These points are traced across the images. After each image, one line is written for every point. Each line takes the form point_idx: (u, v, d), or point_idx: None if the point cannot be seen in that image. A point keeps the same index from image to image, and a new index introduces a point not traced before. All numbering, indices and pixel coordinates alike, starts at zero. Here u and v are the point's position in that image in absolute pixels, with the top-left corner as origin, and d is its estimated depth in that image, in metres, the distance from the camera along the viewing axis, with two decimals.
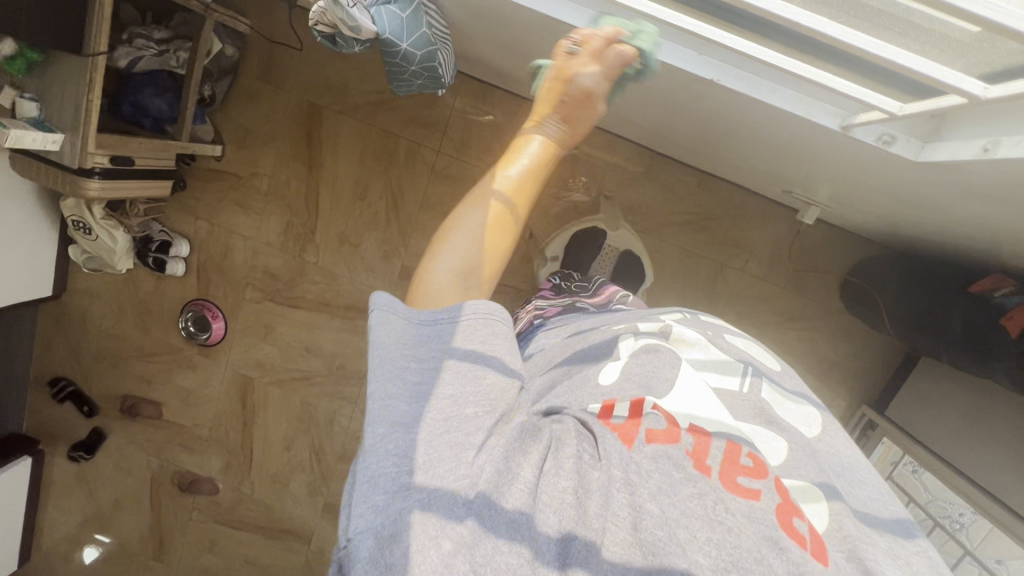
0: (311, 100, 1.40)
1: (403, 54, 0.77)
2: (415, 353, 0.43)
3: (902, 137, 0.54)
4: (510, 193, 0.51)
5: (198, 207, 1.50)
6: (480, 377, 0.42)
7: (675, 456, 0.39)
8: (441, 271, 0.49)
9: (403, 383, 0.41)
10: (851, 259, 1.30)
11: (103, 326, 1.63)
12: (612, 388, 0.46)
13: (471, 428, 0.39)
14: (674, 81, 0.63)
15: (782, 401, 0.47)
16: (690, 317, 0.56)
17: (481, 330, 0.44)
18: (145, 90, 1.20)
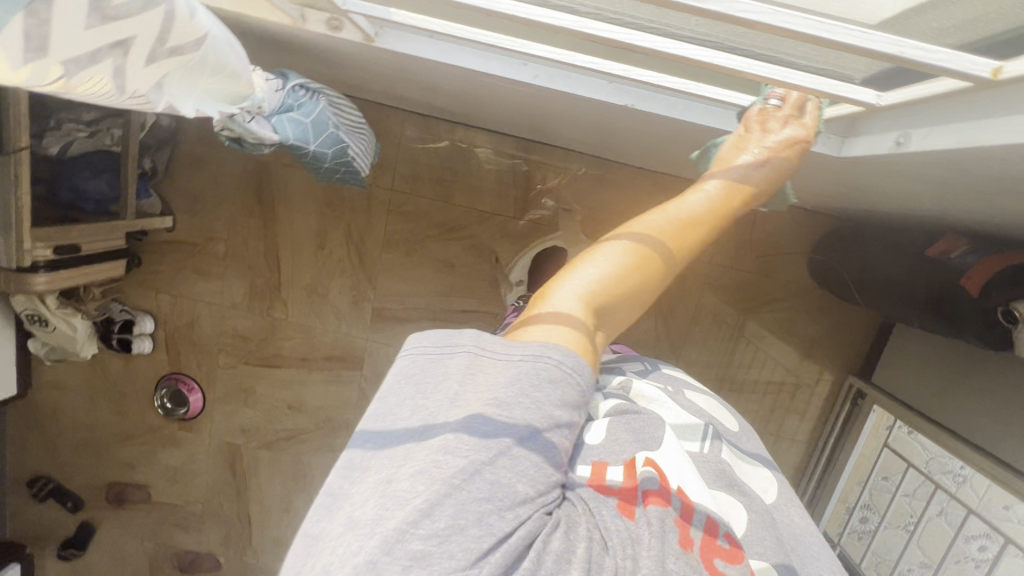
0: (257, 157, 1.38)
1: (312, 154, 0.77)
2: (496, 391, 0.37)
3: (821, 136, 0.55)
4: (662, 244, 0.45)
5: (157, 281, 1.46)
6: (527, 462, 0.36)
7: (667, 523, 0.41)
8: (566, 297, 0.42)
9: (466, 427, 0.36)
10: (813, 235, 1.31)
11: (76, 416, 1.57)
12: (600, 449, 0.46)
13: (507, 512, 0.35)
14: (598, 107, 0.63)
15: (741, 464, 0.50)
16: (652, 369, 0.60)
17: (567, 399, 0.38)
18: (81, 173, 1.17)
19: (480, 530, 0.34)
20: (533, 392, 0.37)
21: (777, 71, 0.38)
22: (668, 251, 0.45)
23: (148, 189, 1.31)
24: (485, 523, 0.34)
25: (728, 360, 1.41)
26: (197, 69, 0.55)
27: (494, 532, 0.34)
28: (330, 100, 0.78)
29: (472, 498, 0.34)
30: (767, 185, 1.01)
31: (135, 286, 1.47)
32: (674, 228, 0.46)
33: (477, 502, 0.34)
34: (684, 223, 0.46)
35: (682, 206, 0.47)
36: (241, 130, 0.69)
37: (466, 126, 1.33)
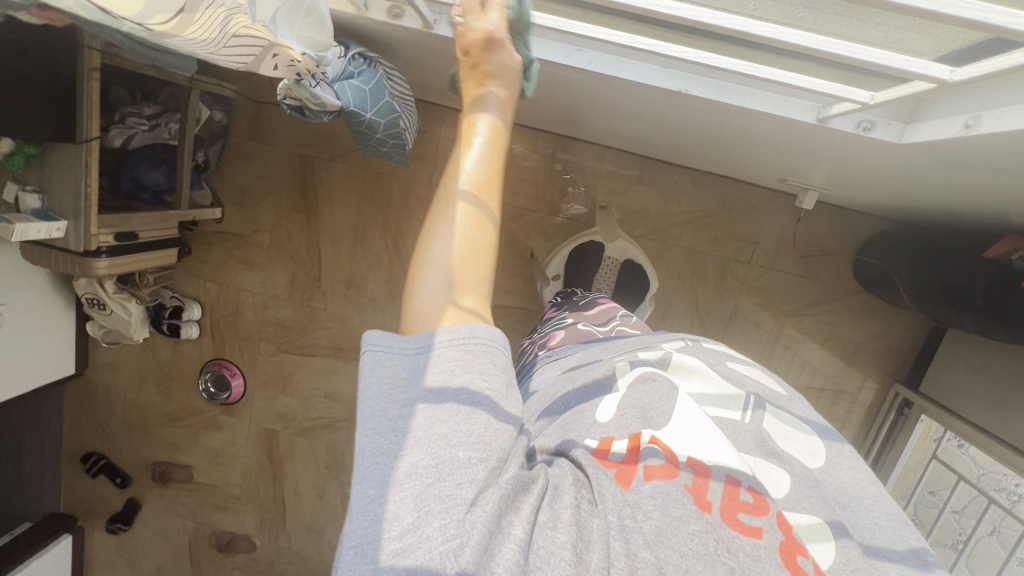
0: (302, 152, 1.43)
1: (366, 125, 0.68)
2: (406, 390, 0.37)
3: (882, 122, 0.53)
4: (476, 182, 0.44)
5: (206, 269, 1.53)
6: (471, 427, 0.36)
7: (675, 493, 0.37)
8: (428, 289, 0.42)
9: (394, 430, 0.36)
10: (860, 238, 1.27)
11: (127, 397, 1.65)
12: (609, 425, 0.43)
13: (462, 479, 0.33)
14: (646, 94, 0.62)
15: (784, 427, 0.45)
16: (692, 345, 0.53)
17: (477, 360, 0.38)
18: (141, 164, 1.23)
19: (447, 500, 0.33)
20: (456, 375, 0.37)
21: (840, 47, 0.38)
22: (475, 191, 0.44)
23: (201, 181, 1.38)
24: (449, 494, 0.33)
25: (766, 364, 1.38)
26: (298, 9, 0.52)
27: (460, 500, 0.33)
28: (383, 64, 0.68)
29: (428, 476, 0.33)
30: (812, 183, 0.99)
31: (185, 274, 1.54)
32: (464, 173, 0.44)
33: (437, 477, 0.33)
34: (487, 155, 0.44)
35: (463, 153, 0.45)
36: (306, 95, 0.61)
37: (506, 124, 1.34)
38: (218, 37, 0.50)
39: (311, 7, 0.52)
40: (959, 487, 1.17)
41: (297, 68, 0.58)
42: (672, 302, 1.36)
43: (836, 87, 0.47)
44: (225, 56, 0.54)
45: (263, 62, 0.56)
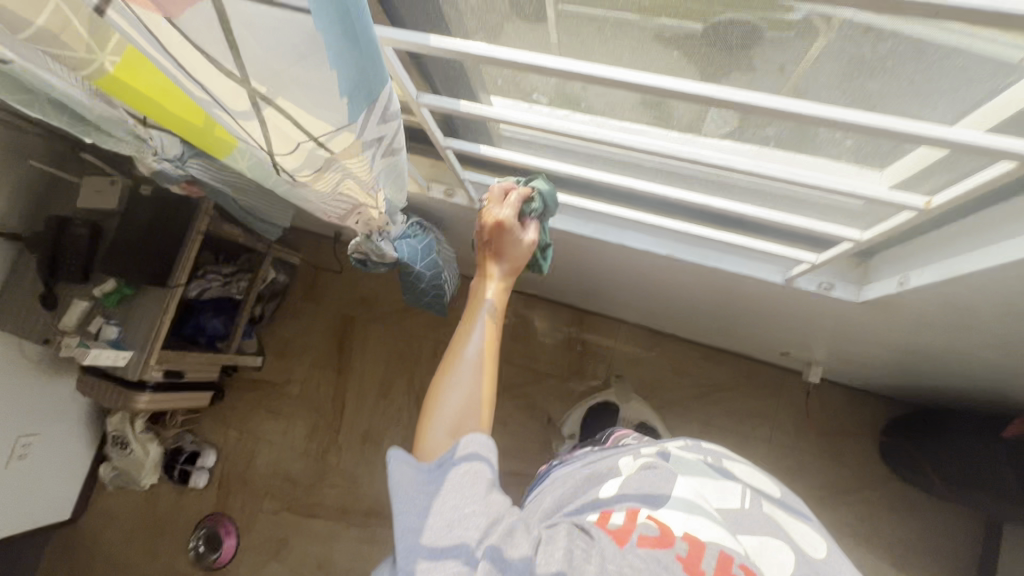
0: (346, 312, 1.60)
1: (416, 275, 0.81)
2: (423, 472, 0.44)
3: (839, 283, 0.62)
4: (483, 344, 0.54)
5: (231, 416, 1.58)
6: (449, 490, 0.41)
7: (665, 559, 0.37)
8: (437, 435, 0.48)
9: (415, 501, 0.42)
10: (881, 420, 1.26)
11: (111, 552, 1.55)
12: (611, 500, 0.45)
13: (469, 527, 0.39)
14: (645, 261, 0.74)
15: (784, 520, 0.46)
16: (692, 444, 0.53)
17: (473, 446, 0.44)
18: (207, 313, 1.40)
19: (457, 546, 0.38)
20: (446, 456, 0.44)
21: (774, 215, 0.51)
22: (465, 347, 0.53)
23: (251, 331, 1.53)
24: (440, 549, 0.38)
25: None
26: (394, 173, 0.51)
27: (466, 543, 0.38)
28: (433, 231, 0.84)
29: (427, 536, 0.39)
30: (814, 356, 1.05)
31: (212, 421, 1.58)
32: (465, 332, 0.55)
33: (447, 533, 0.39)
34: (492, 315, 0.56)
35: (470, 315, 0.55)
36: (371, 247, 0.69)
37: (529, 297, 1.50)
38: (328, 190, 0.50)
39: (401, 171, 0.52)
40: None
41: (370, 227, 0.64)
42: None
43: (788, 251, 0.57)
44: (325, 203, 0.54)
45: (350, 215, 0.58)
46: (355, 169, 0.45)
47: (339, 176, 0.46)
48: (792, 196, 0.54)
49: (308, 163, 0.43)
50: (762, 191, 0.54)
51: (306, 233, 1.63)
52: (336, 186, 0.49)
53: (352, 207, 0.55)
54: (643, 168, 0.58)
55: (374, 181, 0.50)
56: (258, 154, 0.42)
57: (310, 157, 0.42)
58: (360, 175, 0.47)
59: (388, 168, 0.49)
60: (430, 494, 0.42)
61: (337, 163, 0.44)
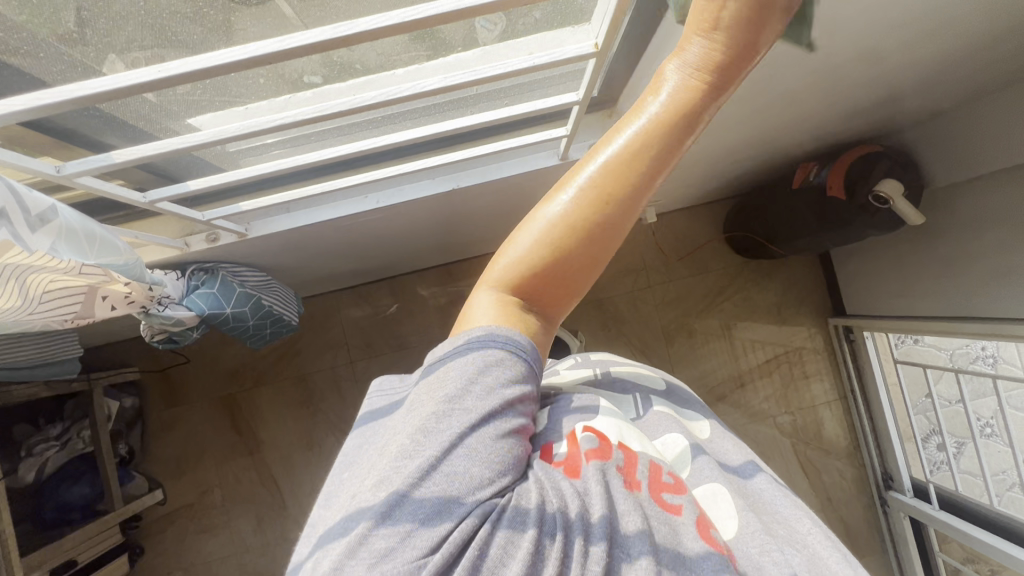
0: (222, 394, 1.44)
1: (234, 317, 0.74)
2: (449, 395, 0.38)
3: None
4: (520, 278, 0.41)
5: (165, 561, 1.41)
6: (473, 421, 0.37)
7: (610, 472, 0.41)
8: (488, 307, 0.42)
9: (428, 428, 0.37)
10: (719, 222, 1.44)
11: None
12: (546, 430, 0.46)
13: (467, 484, 0.36)
14: (452, 200, 0.73)
15: (674, 408, 0.51)
16: (580, 359, 0.59)
17: (499, 374, 0.39)
18: (63, 484, 1.19)
19: (442, 497, 0.36)
20: (479, 385, 0.39)
21: (509, 111, 0.53)
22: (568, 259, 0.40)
23: (129, 472, 1.33)
24: (444, 458, 0.36)
25: (716, 362, 1.45)
26: (81, 238, 0.49)
27: (449, 504, 0.36)
28: (227, 265, 0.75)
29: (427, 435, 0.37)
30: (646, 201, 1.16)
31: None
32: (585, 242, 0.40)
33: (445, 477, 0.36)
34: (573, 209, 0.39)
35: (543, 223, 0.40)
36: (160, 321, 0.66)
37: (394, 279, 1.45)
38: (30, 301, 0.52)
39: (91, 233, 0.50)
40: (932, 376, 1.23)
41: (137, 302, 0.62)
42: (610, 350, 1.42)
43: (542, 135, 0.60)
44: (47, 318, 0.56)
45: (95, 305, 0.58)
46: (32, 261, 0.46)
47: (19, 279, 0.48)
48: (526, 82, 0.55)
49: None
50: (503, 88, 0.54)
51: (128, 342, 1.41)
52: (37, 288, 0.51)
53: (86, 297, 0.56)
54: (384, 122, 0.55)
55: (78, 264, 0.50)
56: None
57: None
58: (55, 265, 0.49)
59: (56, 232, 0.46)
60: (449, 406, 0.38)
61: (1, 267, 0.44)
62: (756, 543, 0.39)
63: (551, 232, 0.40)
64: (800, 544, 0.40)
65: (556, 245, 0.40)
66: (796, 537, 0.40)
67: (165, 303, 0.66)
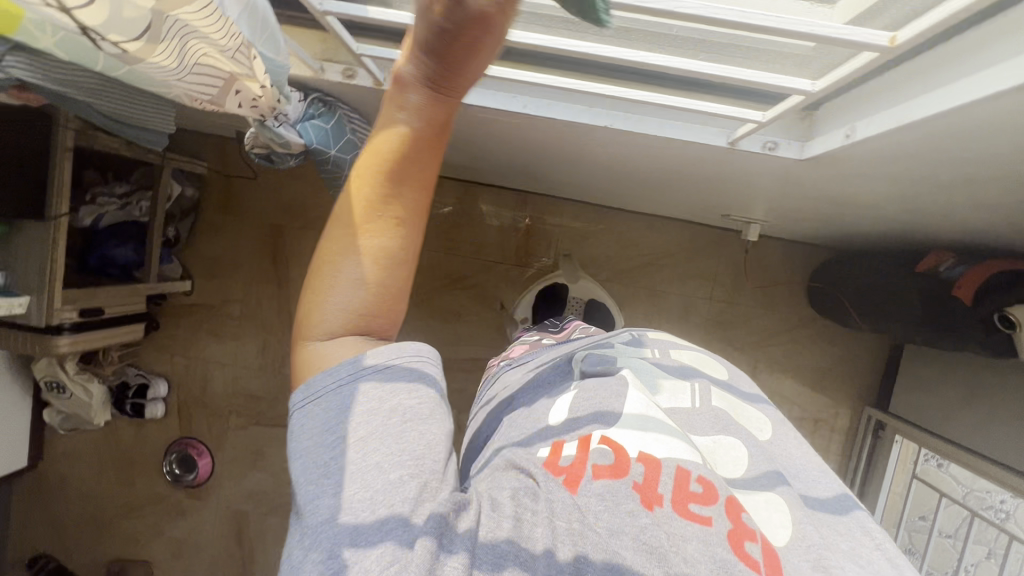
0: (272, 222, 1.47)
1: (334, 161, 0.73)
2: (343, 424, 0.36)
3: (783, 141, 0.60)
4: (356, 307, 0.39)
5: (173, 344, 1.51)
6: (372, 437, 0.36)
7: (622, 488, 0.39)
8: (330, 348, 0.39)
9: (332, 464, 0.35)
10: (809, 267, 1.35)
11: (84, 488, 1.56)
12: (562, 427, 0.46)
13: (396, 496, 0.33)
14: (584, 133, 0.68)
15: (733, 406, 0.49)
16: (637, 336, 0.59)
17: (385, 384, 0.38)
18: (110, 241, 1.25)
19: (372, 522, 0.33)
20: (367, 403, 0.37)
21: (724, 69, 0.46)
22: (399, 261, 0.38)
23: (170, 255, 1.39)
24: (360, 481, 0.34)
25: None
26: (257, 22, 0.53)
27: (388, 527, 0.32)
28: (345, 109, 0.74)
29: (327, 478, 0.34)
30: (755, 215, 1.08)
31: (151, 350, 1.51)
32: (399, 253, 0.38)
33: (367, 501, 0.33)
34: (370, 246, 0.37)
35: (343, 271, 0.38)
36: (270, 136, 0.65)
37: (469, 183, 1.40)
38: (181, 67, 0.51)
39: (266, 18, 0.53)
40: (940, 505, 1.19)
41: (260, 109, 0.61)
42: None
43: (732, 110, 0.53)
44: (187, 90, 0.55)
45: (229, 96, 0.57)
46: (198, 21, 0.46)
47: (181, 40, 0.48)
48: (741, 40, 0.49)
49: (139, 15, 0.43)
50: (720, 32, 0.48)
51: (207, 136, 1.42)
52: (192, 58, 0.50)
53: (225, 85, 0.55)
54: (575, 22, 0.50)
55: (239, 41, 0.51)
56: (57, 20, 0.41)
57: (135, 10, 0.42)
58: (213, 33, 0.48)
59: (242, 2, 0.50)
60: (341, 437, 0.36)
61: (171, 17, 0.45)
62: (810, 557, 0.36)
63: (359, 259, 0.38)
64: (865, 562, 0.36)
65: (371, 264, 0.38)
66: (863, 555, 0.37)
67: (280, 121, 0.66)
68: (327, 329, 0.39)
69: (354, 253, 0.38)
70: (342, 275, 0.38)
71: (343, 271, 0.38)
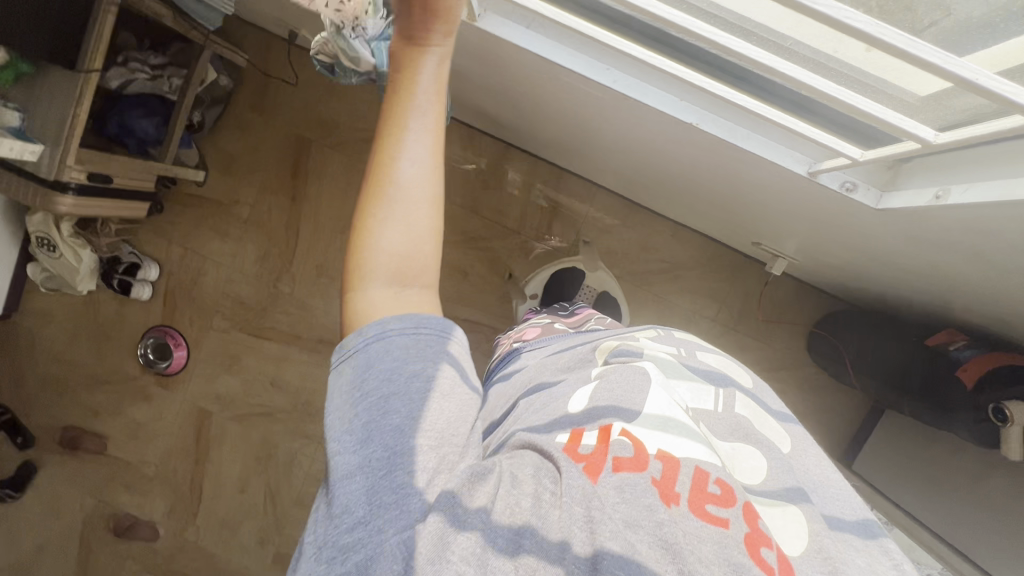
0: (301, 133, 1.43)
1: None
2: (367, 383, 0.39)
3: (862, 186, 0.60)
4: (397, 250, 0.43)
5: (173, 231, 1.48)
6: (396, 397, 0.38)
7: (641, 482, 0.39)
8: (378, 299, 0.43)
9: (356, 423, 0.38)
10: (816, 313, 1.35)
11: (54, 351, 1.54)
12: (583, 417, 0.45)
13: (410, 458, 0.36)
14: (659, 125, 0.66)
15: (756, 416, 0.49)
16: (663, 334, 0.58)
17: (412, 347, 0.40)
18: (134, 111, 1.20)
19: (387, 484, 0.35)
20: (392, 363, 0.39)
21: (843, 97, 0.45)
22: (421, 199, 0.44)
23: (190, 141, 1.35)
24: (380, 442, 0.36)
25: None
26: None
27: (400, 490, 0.34)
28: None
29: (348, 438, 0.37)
30: (784, 251, 1.07)
31: (149, 231, 1.48)
32: (421, 193, 0.44)
33: (385, 461, 0.35)
34: (397, 193, 0.43)
35: (377, 224, 0.43)
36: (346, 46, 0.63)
37: (507, 145, 1.37)
38: None
39: None
40: None
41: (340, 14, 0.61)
42: None
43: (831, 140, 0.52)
44: None
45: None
46: None
47: None
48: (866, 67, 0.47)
49: None
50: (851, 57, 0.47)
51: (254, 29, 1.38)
52: None
53: None
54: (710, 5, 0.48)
55: None
56: None
57: None
58: None
59: None
60: (367, 396, 0.38)
61: None
62: (825, 565, 0.37)
63: (386, 204, 0.43)
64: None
65: (399, 205, 0.43)
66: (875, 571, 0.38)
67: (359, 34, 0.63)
68: (371, 283, 0.43)
69: (382, 203, 0.43)
70: (376, 225, 0.43)
71: (379, 224, 0.43)
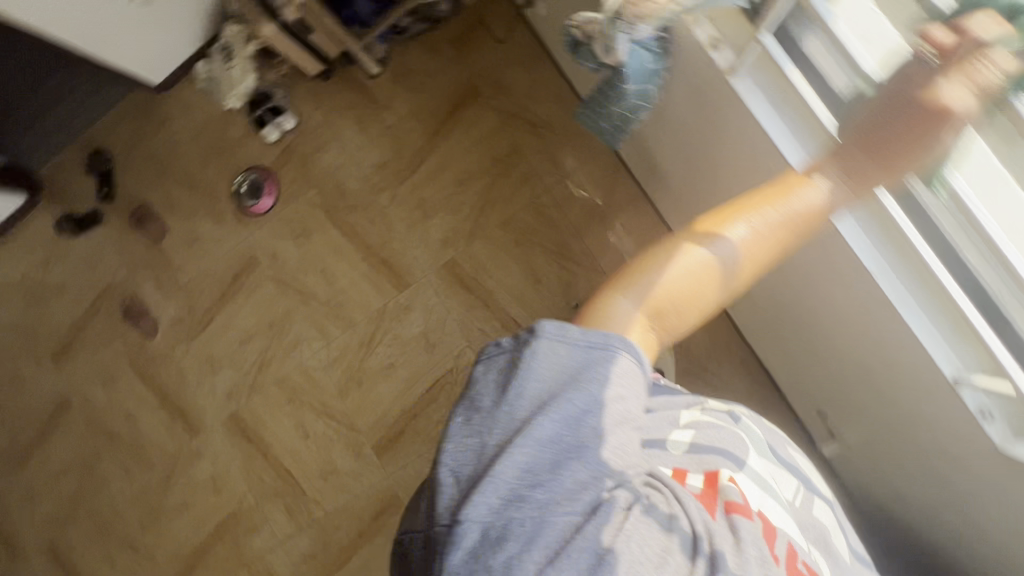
0: (477, 84, 1.50)
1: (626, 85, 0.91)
2: (573, 380, 0.58)
3: (1000, 420, 0.70)
4: (673, 290, 0.67)
5: (325, 100, 1.57)
6: (592, 400, 0.58)
7: (751, 528, 0.61)
8: (629, 307, 0.66)
9: (557, 403, 0.57)
10: None
11: (173, 138, 1.66)
12: (680, 458, 0.67)
13: (587, 441, 0.57)
14: None
15: (819, 510, 0.72)
16: (757, 416, 0.77)
17: (608, 368, 0.59)
18: None
19: (570, 452, 0.56)
20: (592, 376, 0.59)
21: None
22: (710, 278, 0.69)
23: (386, 37, 1.47)
24: (569, 421, 0.57)
25: None
26: None
27: (578, 460, 0.56)
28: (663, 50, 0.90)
29: (548, 411, 0.56)
30: (846, 428, 1.06)
31: (308, 89, 1.58)
32: (712, 276, 0.69)
33: (571, 436, 0.56)
34: (696, 264, 0.68)
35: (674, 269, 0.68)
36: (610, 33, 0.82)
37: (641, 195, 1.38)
38: None
39: None
40: None
41: None
42: None
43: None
44: None
45: None
46: None
47: None
48: None
49: None
50: None
51: None
52: None
53: None
54: None
55: None
56: None
57: None
58: None
59: None
60: (570, 387, 0.58)
61: None
62: None
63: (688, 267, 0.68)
64: None
65: (696, 273, 0.68)
66: None
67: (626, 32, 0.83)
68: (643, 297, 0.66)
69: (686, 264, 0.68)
70: (675, 271, 0.67)
71: (673, 273, 0.67)
